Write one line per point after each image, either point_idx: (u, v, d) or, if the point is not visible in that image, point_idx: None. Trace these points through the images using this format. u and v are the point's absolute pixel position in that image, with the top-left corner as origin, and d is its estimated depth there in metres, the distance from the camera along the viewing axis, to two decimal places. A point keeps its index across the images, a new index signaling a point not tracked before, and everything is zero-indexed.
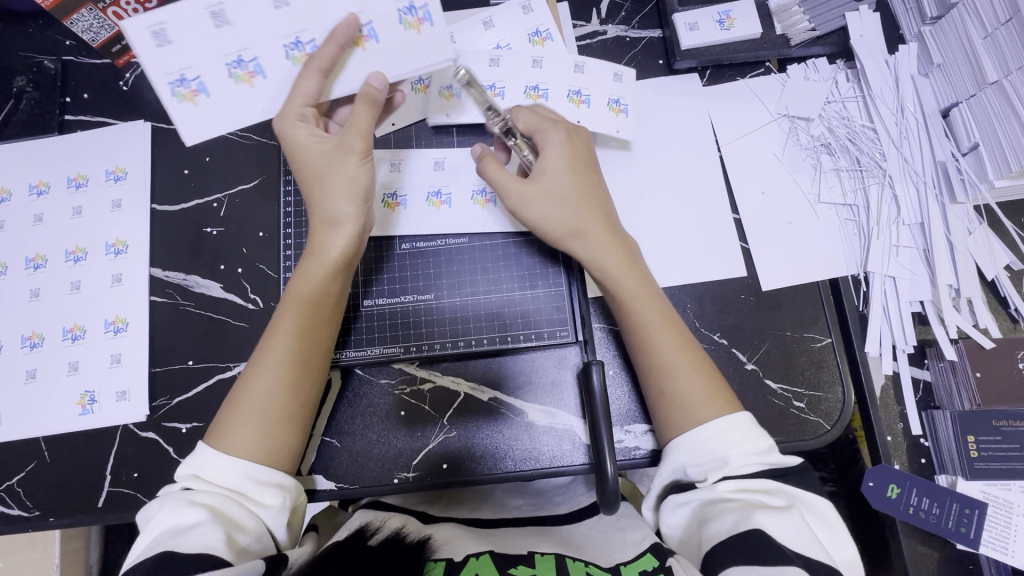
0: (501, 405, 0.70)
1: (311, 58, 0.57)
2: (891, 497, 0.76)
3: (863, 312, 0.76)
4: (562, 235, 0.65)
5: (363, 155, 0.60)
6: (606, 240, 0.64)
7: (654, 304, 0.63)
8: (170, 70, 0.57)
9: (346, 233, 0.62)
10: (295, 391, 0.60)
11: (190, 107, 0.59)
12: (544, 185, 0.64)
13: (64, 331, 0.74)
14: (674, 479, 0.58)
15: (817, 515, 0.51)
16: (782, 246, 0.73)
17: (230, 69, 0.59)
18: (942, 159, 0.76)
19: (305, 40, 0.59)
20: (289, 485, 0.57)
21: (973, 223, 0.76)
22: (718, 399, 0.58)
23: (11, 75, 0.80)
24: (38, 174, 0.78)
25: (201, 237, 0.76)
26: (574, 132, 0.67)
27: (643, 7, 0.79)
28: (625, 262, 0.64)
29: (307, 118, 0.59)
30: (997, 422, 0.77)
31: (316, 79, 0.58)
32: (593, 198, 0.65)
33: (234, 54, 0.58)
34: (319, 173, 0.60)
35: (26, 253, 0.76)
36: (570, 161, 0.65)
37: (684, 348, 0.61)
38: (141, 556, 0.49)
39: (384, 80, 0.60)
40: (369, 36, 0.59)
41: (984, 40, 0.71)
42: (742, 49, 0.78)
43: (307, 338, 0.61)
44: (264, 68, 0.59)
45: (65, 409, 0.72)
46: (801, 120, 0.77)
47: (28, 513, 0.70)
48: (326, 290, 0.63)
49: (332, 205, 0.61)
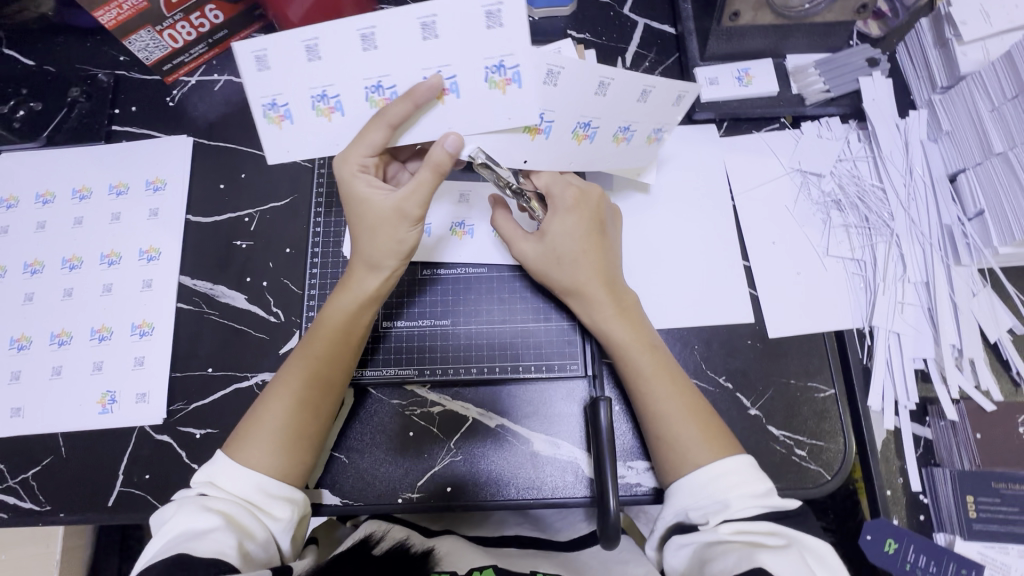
0: (507, 433, 0.72)
1: (384, 111, 0.59)
2: (888, 552, 0.76)
3: (867, 365, 0.76)
4: (560, 290, 0.69)
5: (415, 221, 0.62)
6: (605, 299, 0.67)
7: (654, 358, 0.65)
8: (264, 94, 0.60)
9: (380, 277, 0.65)
10: (320, 415, 0.62)
11: (276, 129, 0.63)
12: (550, 245, 0.69)
13: (92, 331, 0.77)
14: (675, 522, 0.58)
15: (819, 559, 0.52)
16: (789, 296, 0.75)
17: (314, 103, 0.61)
18: (947, 223, 0.78)
19: (387, 86, 0.60)
20: (298, 499, 0.59)
21: (977, 285, 0.78)
22: (717, 444, 0.60)
23: (66, 85, 0.85)
24: (82, 179, 0.82)
25: (231, 249, 0.80)
26: (585, 192, 0.70)
27: (667, 59, 0.84)
28: (621, 319, 0.67)
29: (367, 169, 0.62)
30: (997, 483, 0.76)
31: (383, 133, 0.59)
32: (602, 251, 0.69)
33: (320, 88, 0.60)
34: (368, 225, 0.63)
35: (63, 254, 0.80)
36: (580, 225, 0.69)
37: (683, 393, 0.63)
38: (155, 557, 0.50)
39: (459, 144, 0.61)
40: (451, 91, 0.60)
41: (991, 112, 0.73)
42: (759, 105, 0.81)
43: (333, 364, 0.64)
44: (344, 106, 0.61)
45: (85, 406, 0.74)
46: (813, 175, 0.80)
47: (40, 507, 0.71)
48: (359, 322, 0.65)
49: (374, 253, 0.64)
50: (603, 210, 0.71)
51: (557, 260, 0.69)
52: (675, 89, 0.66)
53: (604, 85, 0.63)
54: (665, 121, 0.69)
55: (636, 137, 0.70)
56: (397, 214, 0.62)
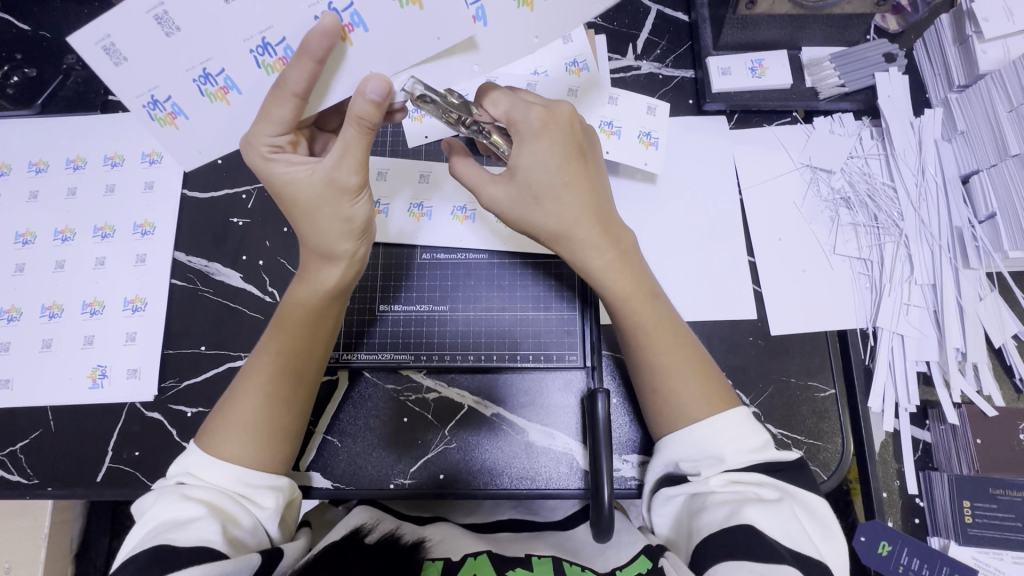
0: (502, 422, 0.71)
1: (283, 80, 0.50)
2: (881, 554, 0.75)
3: (869, 366, 0.76)
4: (544, 237, 0.61)
5: (357, 190, 0.55)
6: (600, 241, 0.60)
7: (653, 310, 0.60)
8: (140, 91, 0.52)
9: (339, 266, 0.59)
10: (288, 406, 0.59)
11: (172, 129, 0.55)
12: (523, 181, 0.59)
13: (84, 304, 0.75)
14: (666, 472, 0.58)
15: (808, 510, 0.52)
16: (793, 293, 0.74)
17: (200, 87, 0.52)
18: (958, 225, 0.77)
19: (274, 42, 0.50)
20: (283, 486, 0.57)
21: (985, 289, 0.77)
22: (714, 401, 0.57)
23: (62, 52, 0.83)
24: (77, 149, 0.80)
25: (227, 227, 0.78)
26: (553, 111, 0.59)
27: (679, 47, 0.82)
28: (618, 267, 0.60)
29: (281, 148, 0.55)
30: (994, 490, 0.76)
31: (292, 105, 0.51)
32: (585, 180, 0.60)
33: (198, 67, 0.50)
34: (306, 209, 0.56)
35: (56, 225, 0.78)
36: (555, 150, 0.58)
37: (680, 349, 0.60)
38: (137, 548, 0.49)
39: (383, 88, 0.50)
40: (355, 24, 0.49)
41: (1009, 113, 0.71)
42: (772, 97, 0.79)
43: (295, 357, 0.60)
44: (236, 81, 0.52)
45: (75, 381, 0.73)
46: (823, 171, 0.79)
47: (27, 480, 0.70)
48: (321, 313, 0.61)
49: (326, 240, 0.57)
50: (579, 131, 0.61)
51: (534, 198, 0.59)
52: None
53: None
54: None
55: None
56: (332, 187, 0.54)
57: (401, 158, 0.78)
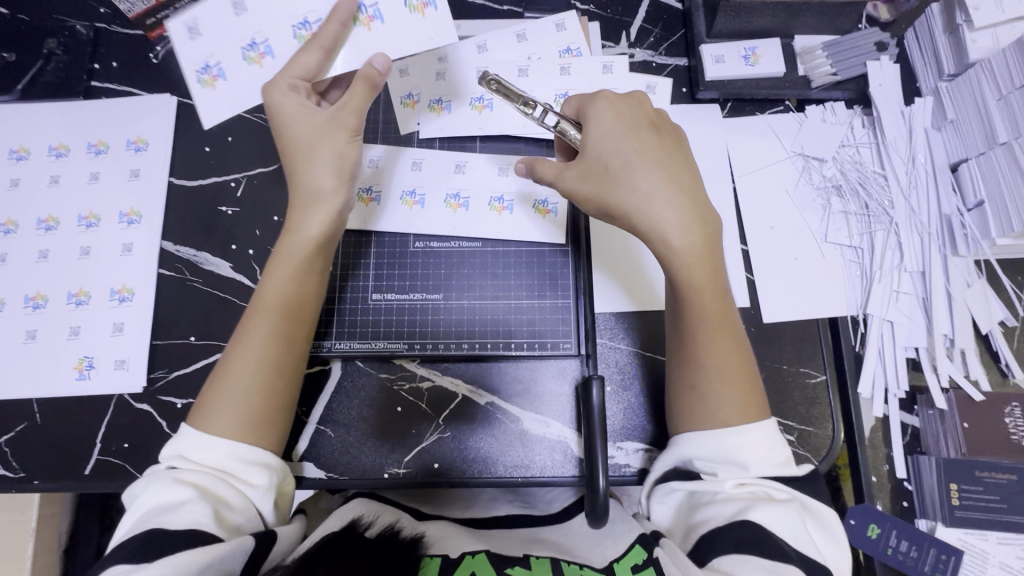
0: (496, 410, 0.71)
1: (315, 35, 0.58)
2: (870, 536, 0.76)
3: (859, 353, 0.77)
4: (618, 213, 0.59)
5: (354, 133, 0.58)
6: (676, 219, 0.57)
7: (718, 305, 0.58)
8: (196, 59, 0.62)
9: (326, 211, 0.59)
10: (278, 372, 0.58)
11: (211, 91, 0.63)
12: (595, 160, 0.59)
13: (69, 295, 0.74)
14: (676, 467, 0.58)
15: (812, 513, 0.53)
16: (785, 280, 0.74)
17: (244, 53, 0.62)
18: (947, 213, 0.78)
19: (313, 21, 0.61)
20: (274, 465, 0.56)
21: (972, 276, 0.78)
22: (749, 406, 0.57)
23: (42, 36, 0.80)
24: (59, 136, 0.79)
25: (216, 215, 0.77)
26: (625, 96, 0.62)
27: (672, 35, 0.82)
28: (699, 251, 0.57)
29: (297, 91, 0.58)
30: (979, 473, 0.76)
31: (318, 56, 0.58)
32: (664, 156, 0.59)
33: (247, 37, 0.62)
34: (304, 152, 0.58)
35: (39, 214, 0.76)
36: (626, 129, 0.59)
37: (736, 350, 0.58)
38: (127, 535, 0.49)
39: (388, 63, 0.58)
40: (375, 18, 0.59)
41: (997, 101, 0.72)
42: (764, 85, 0.79)
43: (285, 318, 0.60)
44: (273, 49, 0.62)
45: (62, 372, 0.72)
46: (815, 160, 0.79)
47: (13, 474, 0.69)
48: (309, 265, 0.61)
49: (317, 180, 0.58)
50: (652, 116, 0.62)
51: (605, 173, 0.59)
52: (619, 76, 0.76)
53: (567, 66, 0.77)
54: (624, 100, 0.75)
55: None
56: (331, 124, 0.58)
57: (393, 145, 0.77)
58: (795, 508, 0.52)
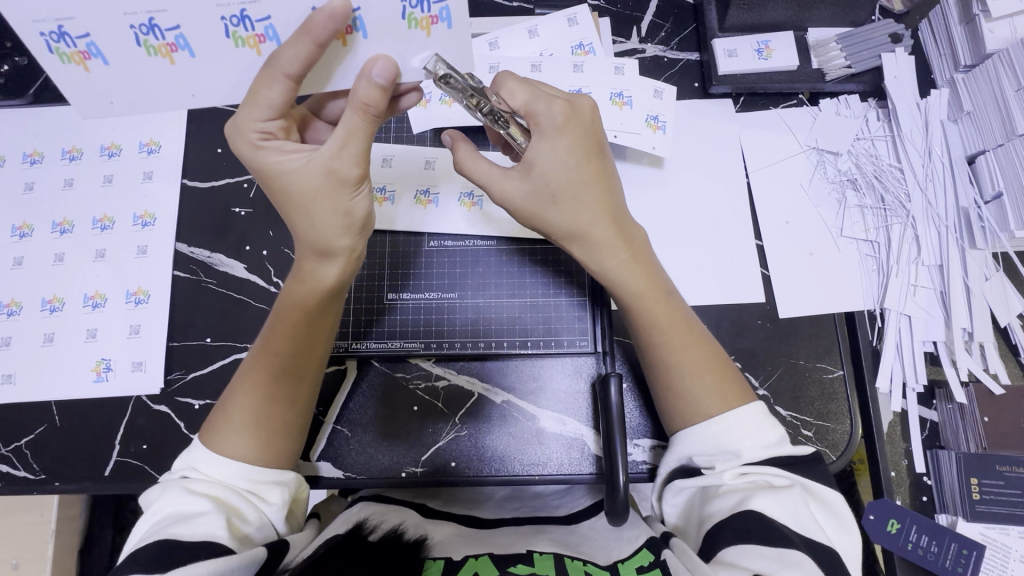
0: (512, 408, 0.71)
1: (277, 58, 0.46)
2: (890, 531, 0.76)
3: (877, 348, 0.76)
4: (557, 235, 0.60)
5: (357, 183, 0.52)
6: (614, 241, 0.59)
7: (667, 309, 0.60)
8: (42, 19, 0.45)
9: (336, 263, 0.56)
10: (286, 406, 0.58)
11: (78, 68, 0.49)
12: (539, 181, 0.58)
13: (85, 297, 0.74)
14: (679, 465, 0.58)
15: (824, 505, 0.52)
16: (801, 276, 0.74)
17: (139, 37, 0.46)
18: (964, 206, 0.77)
19: (254, 18, 0.46)
20: (289, 481, 0.57)
21: (990, 269, 0.77)
22: (728, 395, 0.57)
23: None
24: (72, 139, 0.79)
25: (229, 216, 0.77)
26: (574, 106, 0.58)
27: (684, 29, 0.81)
28: (632, 265, 0.59)
29: (272, 135, 0.52)
30: (1001, 466, 0.76)
31: (284, 85, 0.48)
32: (602, 180, 0.59)
33: (143, 15, 0.45)
34: (301, 202, 0.53)
35: (54, 217, 0.77)
36: (575, 149, 0.57)
37: (697, 344, 0.60)
38: (139, 542, 0.48)
39: (389, 71, 0.48)
40: (355, 29, 0.47)
41: (1016, 92, 0.71)
42: (777, 79, 0.79)
43: (293, 358, 0.58)
44: (190, 45, 0.47)
45: (79, 375, 0.72)
46: (829, 154, 0.78)
47: (34, 476, 0.70)
48: (318, 312, 0.58)
49: (321, 235, 0.54)
50: (597, 129, 0.60)
51: (551, 199, 0.58)
52: (650, 84, 0.75)
53: (579, 65, 0.76)
54: (663, 109, 0.75)
55: (636, 104, 0.75)
56: (332, 178, 0.51)
57: (406, 144, 0.77)
58: (804, 496, 0.51)
